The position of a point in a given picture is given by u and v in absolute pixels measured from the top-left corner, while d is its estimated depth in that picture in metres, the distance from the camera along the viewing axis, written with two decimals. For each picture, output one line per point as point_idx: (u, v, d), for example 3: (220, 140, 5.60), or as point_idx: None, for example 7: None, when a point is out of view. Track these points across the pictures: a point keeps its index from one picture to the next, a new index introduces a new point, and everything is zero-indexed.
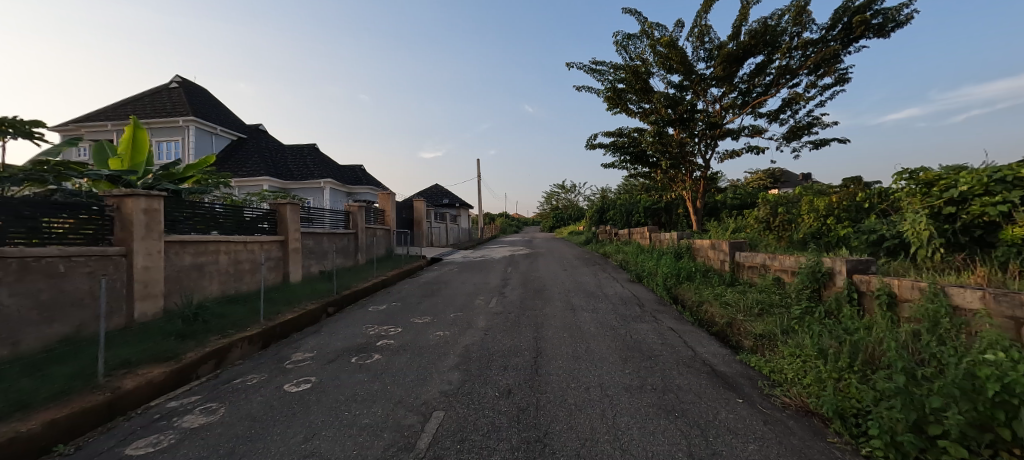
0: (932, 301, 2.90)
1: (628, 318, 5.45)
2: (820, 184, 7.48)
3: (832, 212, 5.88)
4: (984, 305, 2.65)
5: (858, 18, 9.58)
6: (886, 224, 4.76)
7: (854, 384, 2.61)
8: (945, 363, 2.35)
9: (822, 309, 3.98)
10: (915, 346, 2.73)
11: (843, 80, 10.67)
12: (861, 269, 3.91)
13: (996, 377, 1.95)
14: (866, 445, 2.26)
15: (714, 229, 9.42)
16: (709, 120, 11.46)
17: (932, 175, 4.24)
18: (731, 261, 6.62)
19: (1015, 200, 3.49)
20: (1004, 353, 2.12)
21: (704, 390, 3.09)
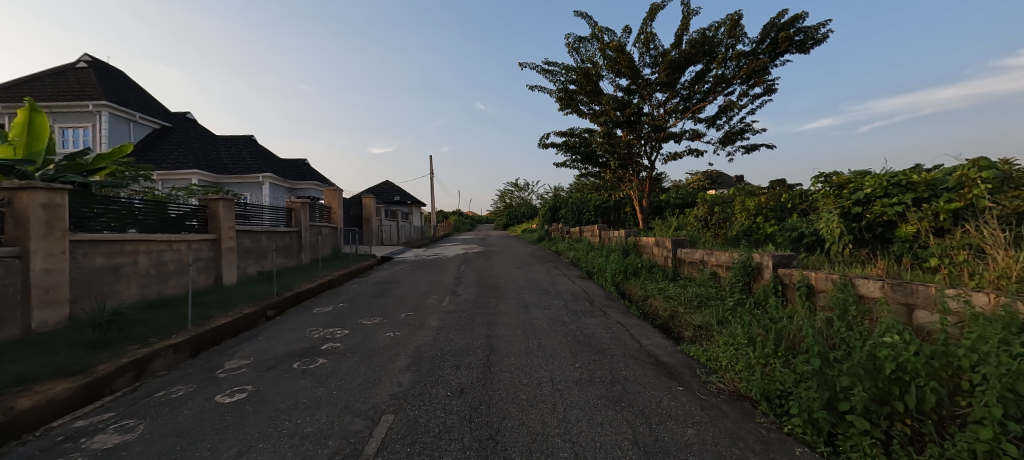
0: (843, 291, 3.22)
1: (579, 314, 5.59)
2: (751, 185, 8.14)
3: (760, 211, 6.41)
4: (883, 293, 2.98)
5: (784, 34, 10.51)
6: (805, 222, 5.23)
7: (777, 368, 2.85)
8: (852, 346, 2.61)
9: (752, 300, 4.30)
10: (828, 332, 3.02)
11: (771, 91, 11.63)
12: (785, 263, 4.27)
13: (892, 358, 2.24)
14: (788, 423, 2.51)
15: (658, 227, 9.91)
16: (654, 123, 11.98)
17: (843, 179, 4.71)
18: (673, 257, 7.00)
19: (909, 202, 3.96)
20: (899, 335, 2.39)
21: (649, 380, 3.25)
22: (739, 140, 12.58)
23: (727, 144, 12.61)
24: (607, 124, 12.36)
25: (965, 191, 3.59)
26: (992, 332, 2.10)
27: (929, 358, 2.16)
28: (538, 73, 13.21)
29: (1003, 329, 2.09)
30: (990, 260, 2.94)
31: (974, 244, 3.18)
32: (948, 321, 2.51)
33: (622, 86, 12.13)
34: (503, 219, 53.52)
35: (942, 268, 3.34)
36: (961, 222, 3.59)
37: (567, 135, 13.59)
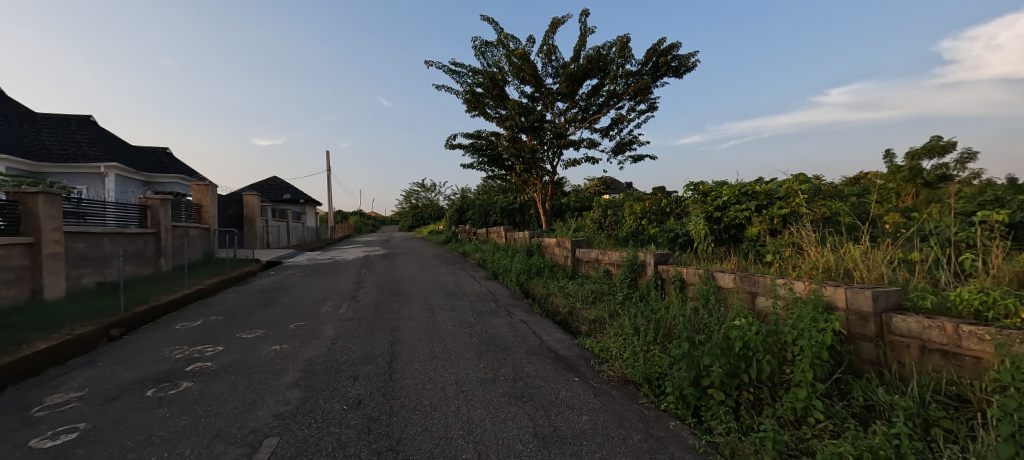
0: (706, 284, 3.75)
1: (484, 314, 5.67)
2: (637, 191, 9.09)
3: (644, 215, 7.18)
4: (735, 284, 3.55)
5: (663, 59, 11.93)
6: (680, 224, 6.04)
7: (656, 353, 3.22)
8: (711, 330, 3.06)
9: (638, 294, 4.82)
10: (694, 319, 3.52)
11: (653, 108, 13.14)
12: (663, 261, 4.84)
13: (741, 338, 2.67)
14: (664, 401, 2.87)
15: (559, 228, 10.53)
16: (556, 131, 12.70)
17: (707, 188, 5.49)
18: (572, 256, 7.48)
19: (752, 208, 4.77)
20: (744, 318, 2.87)
21: (549, 373, 3.41)
22: (629, 151, 13.94)
23: (619, 153, 13.91)
24: (512, 128, 12.87)
25: (792, 200, 4.48)
26: (807, 311, 2.62)
27: (764, 336, 2.64)
28: (445, 72, 13.11)
29: (813, 309, 2.63)
30: (805, 255, 3.69)
31: (796, 242, 3.99)
32: (778, 304, 3.07)
33: (526, 92, 12.66)
34: (409, 221, 51.56)
35: (774, 262, 4.08)
36: (787, 224, 4.47)
37: (474, 137, 13.70)
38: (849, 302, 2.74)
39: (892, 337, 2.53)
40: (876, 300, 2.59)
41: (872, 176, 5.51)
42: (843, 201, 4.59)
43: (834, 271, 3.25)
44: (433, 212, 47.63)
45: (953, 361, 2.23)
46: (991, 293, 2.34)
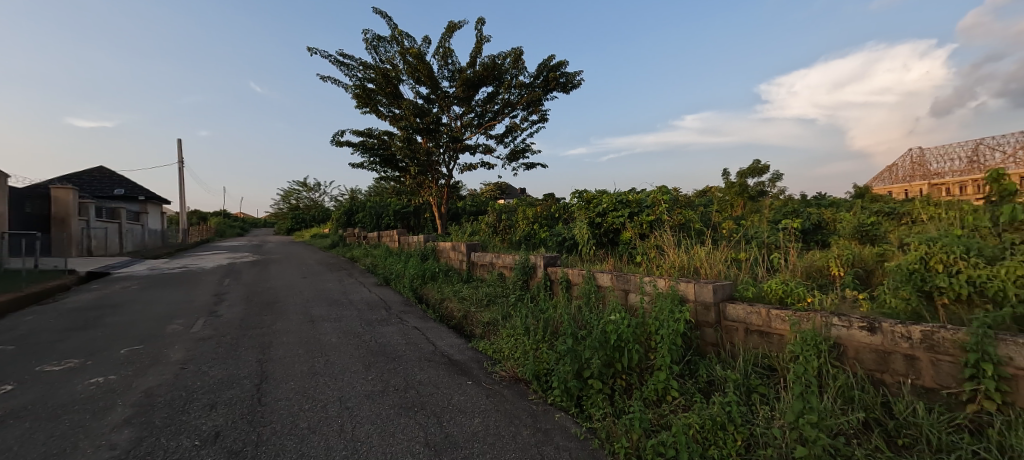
0: (588, 283, 4.06)
1: (373, 323, 5.33)
2: (529, 198, 9.53)
3: (535, 220, 7.57)
4: (611, 283, 3.91)
5: (552, 74, 12.51)
6: (566, 229, 6.54)
7: (545, 350, 3.43)
8: (591, 326, 3.35)
9: (529, 295, 5.02)
10: (577, 316, 3.82)
11: (543, 120, 13.78)
12: (551, 263, 5.13)
13: (615, 331, 2.99)
14: (551, 394, 3.05)
15: (455, 232, 10.32)
16: (452, 134, 12.67)
17: (590, 196, 5.94)
18: (467, 261, 7.42)
19: (626, 214, 5.34)
20: (618, 313, 3.20)
21: (441, 380, 3.37)
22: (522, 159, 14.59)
23: (513, 161, 14.53)
24: (407, 129, 12.54)
25: (656, 208, 5.18)
26: (667, 304, 3.02)
27: (634, 327, 3.00)
28: (331, 63, 12.10)
29: (671, 302, 3.04)
30: (666, 255, 4.26)
31: (659, 244, 4.61)
32: (645, 299, 3.49)
33: (422, 93, 12.38)
34: (288, 223, 45.51)
35: (642, 262, 4.59)
36: (653, 229, 5.13)
37: (365, 135, 13.16)
38: (697, 294, 3.21)
39: (727, 323, 3.05)
40: (715, 291, 3.10)
41: (715, 195, 6.88)
42: (694, 210, 5.50)
43: (686, 269, 3.82)
44: (319, 214, 42.96)
45: (767, 339, 2.82)
46: (791, 284, 3.03)
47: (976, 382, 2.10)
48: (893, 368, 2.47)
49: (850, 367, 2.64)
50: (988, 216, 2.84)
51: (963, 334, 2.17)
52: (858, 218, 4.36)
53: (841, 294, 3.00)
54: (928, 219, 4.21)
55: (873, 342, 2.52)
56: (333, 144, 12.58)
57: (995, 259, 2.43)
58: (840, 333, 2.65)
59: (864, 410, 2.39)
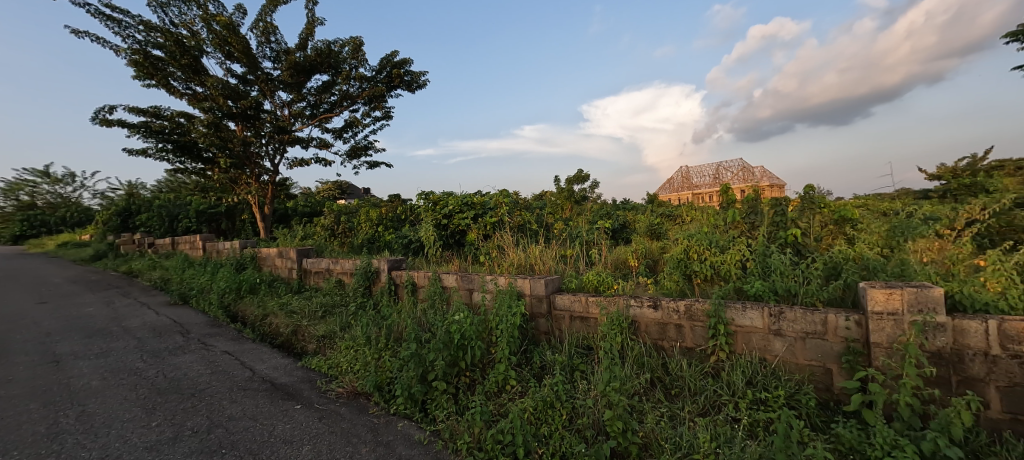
0: (434, 285, 4.01)
1: (162, 353, 4.19)
2: (371, 200, 8.96)
3: (380, 221, 7.13)
4: (457, 283, 3.96)
5: (395, 71, 12.00)
6: (412, 231, 6.55)
7: (387, 358, 3.33)
8: (435, 328, 3.40)
9: (371, 302, 4.70)
10: (421, 319, 3.82)
11: (387, 117, 13.16)
12: (397, 266, 4.93)
13: (459, 330, 3.15)
14: (394, 404, 2.97)
15: (283, 236, 8.61)
16: (277, 124, 11.00)
17: (436, 197, 5.98)
18: (298, 268, 6.42)
19: (472, 216, 5.57)
20: (462, 313, 3.34)
21: (261, 410, 2.92)
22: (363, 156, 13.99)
23: (352, 157, 13.84)
24: (214, 112, 10.66)
25: (498, 210, 5.58)
26: (506, 301, 3.30)
27: (475, 325, 3.21)
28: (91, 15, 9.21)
29: (509, 298, 3.33)
30: (507, 254, 4.55)
31: (500, 245, 4.94)
32: (486, 298, 3.70)
33: (236, 72, 10.57)
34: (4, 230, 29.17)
35: (485, 262, 4.83)
36: (495, 229, 5.49)
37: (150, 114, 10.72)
38: (531, 289, 3.54)
39: (557, 312, 3.45)
40: (546, 284, 3.48)
41: (549, 198, 7.76)
42: (532, 212, 6.10)
43: (523, 266, 4.19)
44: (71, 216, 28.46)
45: (585, 323, 3.33)
46: (602, 275, 3.64)
47: (715, 338, 2.91)
48: (669, 335, 3.15)
49: (642, 338, 3.27)
50: (723, 215, 3.95)
51: (709, 306, 2.95)
52: (648, 219, 5.75)
53: (638, 280, 3.73)
54: (690, 220, 5.63)
55: (656, 317, 3.17)
56: (96, 123, 9.65)
57: (725, 248, 3.42)
58: (636, 311, 3.25)
59: (651, 372, 3.02)
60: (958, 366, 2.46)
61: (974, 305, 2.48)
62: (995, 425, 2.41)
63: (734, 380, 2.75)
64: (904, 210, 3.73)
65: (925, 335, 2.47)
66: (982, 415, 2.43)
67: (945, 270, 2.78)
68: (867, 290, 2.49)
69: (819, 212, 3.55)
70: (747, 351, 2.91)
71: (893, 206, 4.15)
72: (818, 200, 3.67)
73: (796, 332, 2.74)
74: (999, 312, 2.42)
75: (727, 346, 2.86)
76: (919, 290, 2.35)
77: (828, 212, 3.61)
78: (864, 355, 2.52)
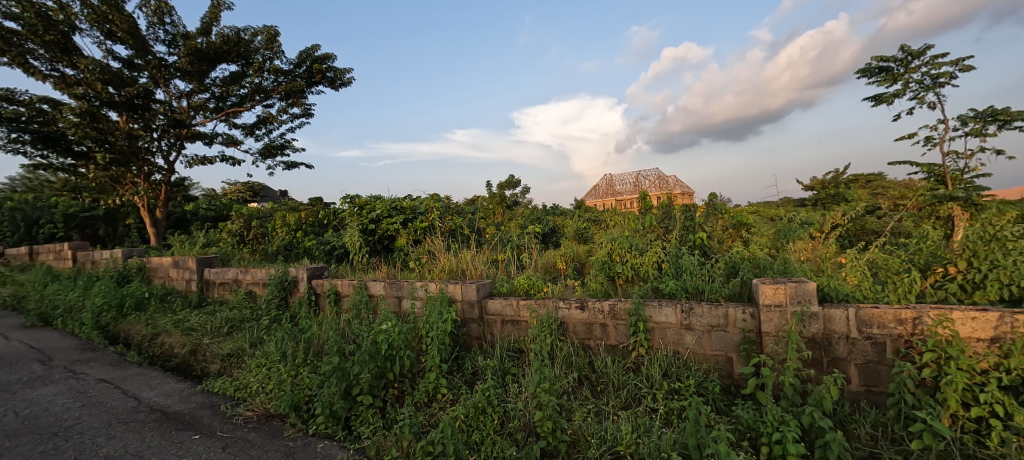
0: (359, 293, 3.80)
1: (11, 388, 3.44)
2: (288, 203, 8.29)
3: (300, 226, 6.62)
4: (384, 291, 3.79)
5: (316, 66, 11.34)
6: (335, 237, 6.20)
7: (306, 375, 3.09)
8: (360, 339, 3.23)
9: (288, 314, 4.34)
10: (344, 330, 3.61)
11: (307, 114, 12.54)
12: (317, 275, 4.61)
13: (386, 340, 3.01)
14: (313, 424, 2.75)
15: (181, 244, 7.59)
16: (171, 117, 10.12)
17: (363, 201, 5.68)
18: (198, 279, 5.73)
19: (400, 221, 5.40)
20: (389, 322, 3.21)
21: (148, 445, 2.53)
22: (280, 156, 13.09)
23: (266, 156, 12.85)
24: (89, 100, 9.37)
25: (429, 215, 5.50)
26: (436, 308, 3.23)
27: (404, 334, 3.10)
28: None
29: (439, 305, 3.27)
30: (437, 260, 4.48)
31: (431, 250, 4.85)
32: (415, 305, 3.59)
33: (119, 55, 9.28)
34: None
35: (415, 268, 4.70)
36: (426, 234, 5.39)
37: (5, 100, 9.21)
38: (462, 294, 3.51)
39: (488, 317, 3.46)
40: (478, 289, 3.47)
41: (481, 203, 7.81)
42: (463, 217, 6.10)
43: (454, 271, 4.16)
44: None
45: (516, 327, 3.38)
46: (532, 279, 3.73)
47: (636, 335, 3.11)
48: (595, 334, 3.31)
49: (570, 338, 3.38)
50: (642, 220, 4.26)
51: (630, 305, 3.15)
52: (576, 224, 6.05)
53: (566, 283, 3.88)
54: (613, 224, 6.02)
55: (583, 317, 3.32)
56: None
57: (644, 251, 3.71)
58: (564, 313, 3.37)
59: (579, 371, 3.15)
60: (827, 349, 2.89)
61: (838, 296, 2.93)
62: (855, 397, 2.86)
63: (652, 373, 2.96)
64: (786, 217, 4.37)
65: (803, 323, 2.86)
66: (846, 390, 2.86)
67: (817, 267, 3.27)
68: (759, 286, 2.83)
69: (722, 216, 4.08)
70: (663, 346, 3.15)
71: (778, 212, 4.83)
72: (720, 207, 4.24)
73: (703, 325, 3.02)
74: (855, 301, 2.90)
75: (646, 342, 3.07)
76: (798, 284, 2.71)
77: (728, 218, 4.08)
78: (757, 343, 2.86)
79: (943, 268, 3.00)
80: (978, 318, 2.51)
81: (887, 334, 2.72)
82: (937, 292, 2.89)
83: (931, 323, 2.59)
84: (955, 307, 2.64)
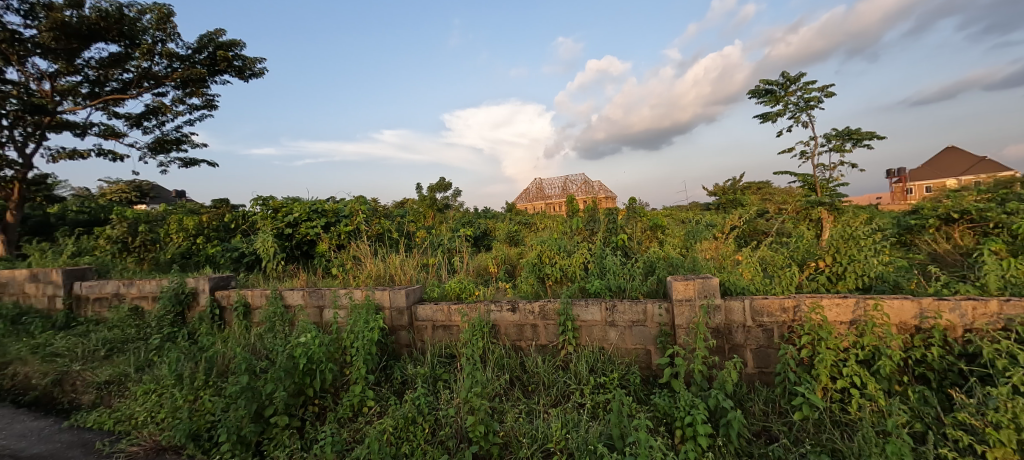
0: (273, 304, 3.47)
1: None
2: (186, 206, 7.32)
3: (202, 231, 5.90)
4: (303, 301, 3.52)
5: (221, 53, 10.31)
6: (245, 242, 5.64)
7: (207, 398, 2.74)
8: (275, 354, 2.95)
9: (186, 331, 3.84)
10: (255, 346, 3.28)
11: (208, 106, 11.41)
12: (222, 285, 4.16)
13: (305, 353, 2.78)
14: (217, 453, 2.45)
15: (41, 254, 6.34)
16: (30, 102, 8.57)
17: (278, 203, 5.19)
18: (67, 296, 4.84)
19: (322, 225, 5.06)
20: (308, 334, 2.97)
21: None
22: (175, 151, 11.65)
23: (158, 152, 11.36)
24: None
25: (354, 218, 5.22)
26: (361, 316, 3.06)
27: (326, 346, 2.89)
28: None
29: (365, 313, 3.11)
30: (363, 266, 4.27)
31: (356, 255, 4.62)
32: (339, 315, 3.40)
33: None
34: None
35: (339, 275, 4.45)
36: (350, 239, 5.12)
37: None
38: (391, 301, 3.37)
39: (418, 323, 3.38)
40: (407, 295, 3.36)
41: (411, 206, 7.61)
42: (392, 220, 5.89)
43: (382, 277, 3.99)
44: None
45: (448, 332, 3.34)
46: (464, 283, 3.72)
47: (564, 334, 3.23)
48: (526, 335, 3.37)
49: (502, 340, 3.41)
50: (570, 223, 4.45)
51: (559, 305, 3.25)
52: (507, 227, 6.17)
53: (498, 286, 3.91)
54: (542, 227, 6.24)
55: (515, 319, 3.37)
56: None
57: (571, 253, 3.88)
58: (496, 316, 3.39)
59: (511, 372, 3.18)
60: (728, 337, 3.23)
61: (736, 289, 3.30)
62: (750, 378, 3.23)
63: (580, 369, 3.09)
64: (695, 219, 4.86)
65: (709, 315, 3.17)
66: (744, 372, 3.23)
67: (719, 264, 3.66)
68: (672, 282, 3.08)
69: (642, 219, 4.48)
70: (590, 343, 3.29)
71: (688, 215, 5.37)
72: (639, 210, 4.69)
73: (625, 321, 3.22)
74: (749, 293, 3.29)
75: (574, 340, 3.19)
76: (704, 280, 2.99)
77: (645, 222, 4.42)
78: (671, 335, 3.11)
79: (814, 262, 3.51)
80: (841, 303, 2.98)
81: (774, 321, 3.12)
82: (811, 283, 3.38)
83: (806, 309, 3.02)
84: (824, 295, 3.10)
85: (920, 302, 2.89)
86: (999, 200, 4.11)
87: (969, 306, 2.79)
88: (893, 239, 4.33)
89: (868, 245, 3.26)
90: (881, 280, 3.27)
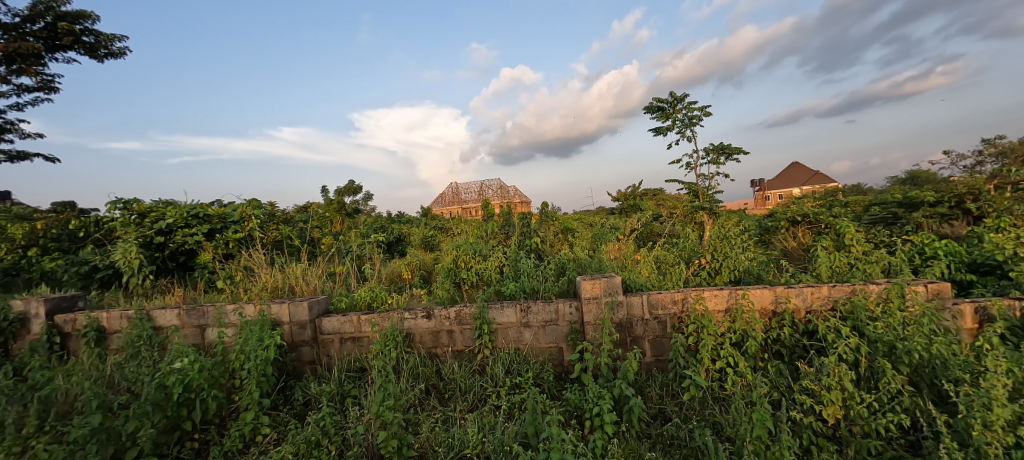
0: (137, 327, 2.96)
1: None
2: (9, 210, 5.87)
3: (36, 242, 4.80)
4: (179, 321, 3.08)
5: (61, 25, 8.38)
6: (100, 253, 4.72)
7: (40, 449, 2.21)
8: (140, 385, 2.51)
9: (11, 366, 3.09)
10: (112, 379, 2.76)
11: (46, 89, 9.43)
12: (65, 307, 3.47)
13: (181, 381, 2.40)
14: None
15: None
16: None
17: (145, 207, 4.42)
18: None
19: (204, 231, 4.44)
20: (185, 358, 2.57)
21: None
22: None
23: None
24: None
25: (246, 224, 4.70)
26: (254, 334, 2.76)
27: (209, 371, 2.54)
28: None
29: (259, 330, 2.81)
30: (257, 277, 3.86)
31: (248, 265, 4.17)
32: (225, 334, 3.04)
33: None
34: None
35: (226, 289, 3.98)
36: (241, 248, 4.60)
37: None
38: (291, 315, 3.09)
39: (323, 337, 3.16)
40: (310, 308, 3.11)
41: (315, 210, 7.08)
42: (292, 226, 5.45)
43: (280, 289, 3.66)
44: None
45: (357, 344, 3.17)
46: (375, 291, 3.58)
47: (480, 338, 3.26)
48: (442, 341, 3.34)
49: (416, 349, 3.32)
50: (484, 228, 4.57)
51: (475, 310, 3.28)
52: (422, 232, 6.09)
53: (412, 293, 3.82)
54: (458, 231, 6.28)
55: (430, 326, 3.31)
56: None
57: (486, 257, 3.96)
58: (410, 324, 3.30)
59: (426, 381, 3.12)
60: (630, 330, 3.54)
61: (636, 286, 3.64)
62: (648, 366, 3.58)
63: (496, 372, 3.14)
64: (600, 223, 5.29)
65: (614, 311, 3.45)
66: (643, 361, 3.56)
67: (621, 264, 4.01)
68: (581, 282, 3.28)
69: (553, 223, 4.74)
70: (505, 345, 3.36)
71: (595, 219, 5.80)
72: (551, 215, 4.96)
73: (539, 321, 3.35)
74: (646, 289, 3.65)
75: (489, 343, 3.23)
76: (608, 279, 3.25)
77: (555, 226, 4.68)
78: (581, 332, 3.33)
79: (698, 260, 4.03)
80: (718, 294, 3.45)
81: (667, 313, 3.51)
82: (695, 278, 3.87)
83: (692, 301, 3.44)
84: (705, 288, 3.57)
85: (775, 290, 3.46)
86: (826, 206, 5.20)
87: (808, 292, 3.43)
88: (756, 238, 5.15)
89: (737, 244, 3.85)
90: (747, 273, 3.87)
